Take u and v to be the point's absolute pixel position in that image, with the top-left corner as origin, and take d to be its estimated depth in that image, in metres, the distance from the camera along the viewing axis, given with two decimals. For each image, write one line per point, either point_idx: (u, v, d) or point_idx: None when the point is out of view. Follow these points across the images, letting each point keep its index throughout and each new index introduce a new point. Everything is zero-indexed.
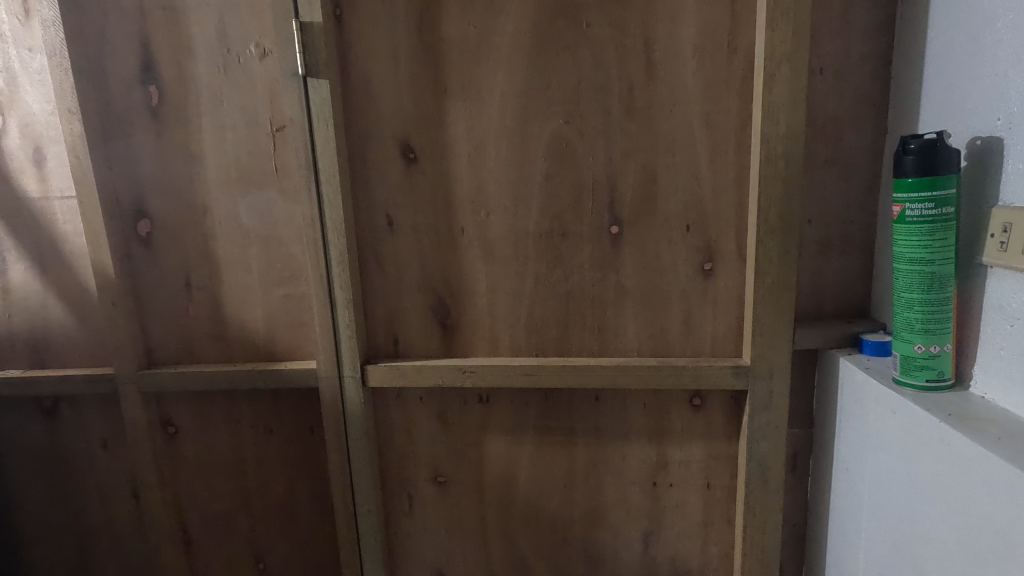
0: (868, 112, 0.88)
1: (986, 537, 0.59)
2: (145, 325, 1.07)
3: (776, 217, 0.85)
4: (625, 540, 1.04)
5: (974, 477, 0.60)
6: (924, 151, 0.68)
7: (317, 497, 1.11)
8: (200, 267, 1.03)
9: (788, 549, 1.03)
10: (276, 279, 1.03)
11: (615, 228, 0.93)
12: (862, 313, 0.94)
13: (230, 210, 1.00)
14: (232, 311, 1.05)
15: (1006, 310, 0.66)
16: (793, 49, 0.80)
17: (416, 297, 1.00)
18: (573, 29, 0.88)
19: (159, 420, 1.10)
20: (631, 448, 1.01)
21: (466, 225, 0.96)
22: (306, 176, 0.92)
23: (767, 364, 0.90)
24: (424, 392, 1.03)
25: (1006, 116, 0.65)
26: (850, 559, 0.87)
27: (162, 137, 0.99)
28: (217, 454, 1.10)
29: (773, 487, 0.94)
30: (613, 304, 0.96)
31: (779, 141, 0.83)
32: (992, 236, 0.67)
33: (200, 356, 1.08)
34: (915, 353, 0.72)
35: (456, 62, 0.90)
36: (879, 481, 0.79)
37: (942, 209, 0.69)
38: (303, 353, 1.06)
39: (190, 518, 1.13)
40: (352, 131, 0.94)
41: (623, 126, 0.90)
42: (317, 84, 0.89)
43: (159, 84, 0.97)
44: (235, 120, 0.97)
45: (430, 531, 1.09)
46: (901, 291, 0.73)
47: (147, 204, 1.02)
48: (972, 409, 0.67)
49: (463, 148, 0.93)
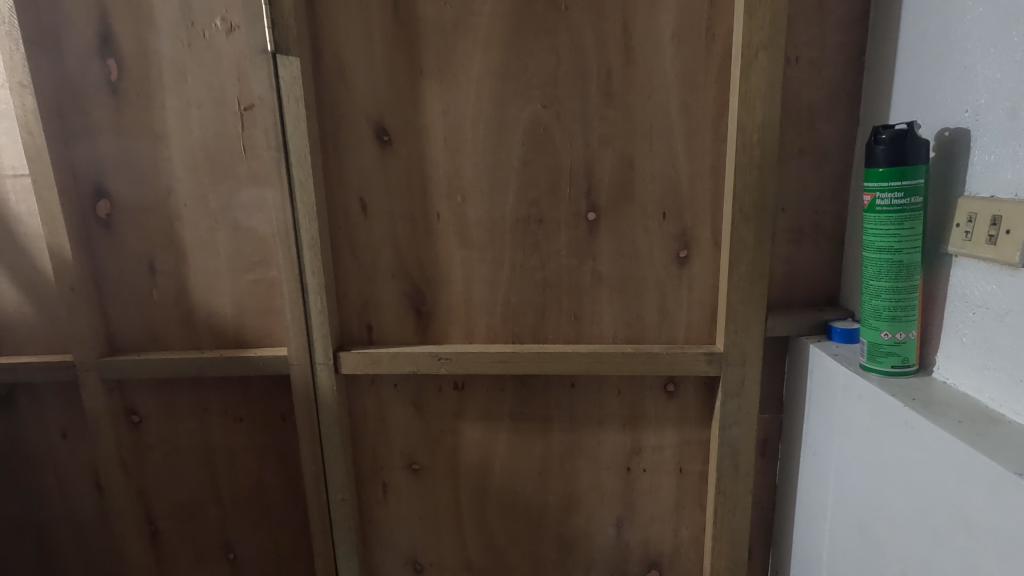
0: (841, 102, 0.89)
1: (946, 518, 0.61)
2: (107, 311, 1.03)
3: (751, 205, 0.86)
4: (599, 525, 1.05)
5: (937, 460, 0.62)
6: (895, 141, 0.69)
7: (289, 486, 1.09)
8: (165, 251, 1.00)
9: (757, 531, 1.06)
10: (245, 263, 1.00)
11: (593, 214, 0.93)
12: (831, 300, 0.96)
13: (196, 192, 0.97)
14: (199, 296, 1.02)
15: (969, 299, 0.68)
16: (771, 38, 0.81)
17: (390, 283, 0.98)
18: (552, 12, 0.86)
19: (123, 409, 1.06)
20: (606, 434, 1.01)
21: (442, 210, 0.94)
22: (276, 157, 0.89)
23: (740, 350, 0.91)
24: (399, 379, 1.02)
25: (973, 108, 0.66)
26: (815, 540, 0.90)
27: (122, 114, 0.94)
28: (184, 443, 1.08)
29: (744, 471, 0.96)
30: (589, 291, 0.96)
31: (755, 129, 0.83)
32: (958, 225, 0.68)
33: (165, 343, 1.04)
34: (882, 339, 0.74)
35: (432, 42, 0.88)
36: (845, 465, 0.81)
37: (911, 198, 0.70)
38: (274, 339, 1.03)
39: (156, 508, 1.10)
40: (324, 112, 0.92)
41: (600, 111, 0.89)
42: (287, 61, 0.86)
43: (118, 58, 0.92)
44: (200, 98, 0.93)
45: (405, 519, 1.08)
46: (870, 279, 0.75)
47: (107, 184, 0.97)
48: (935, 394, 0.69)
49: (440, 132, 0.91)
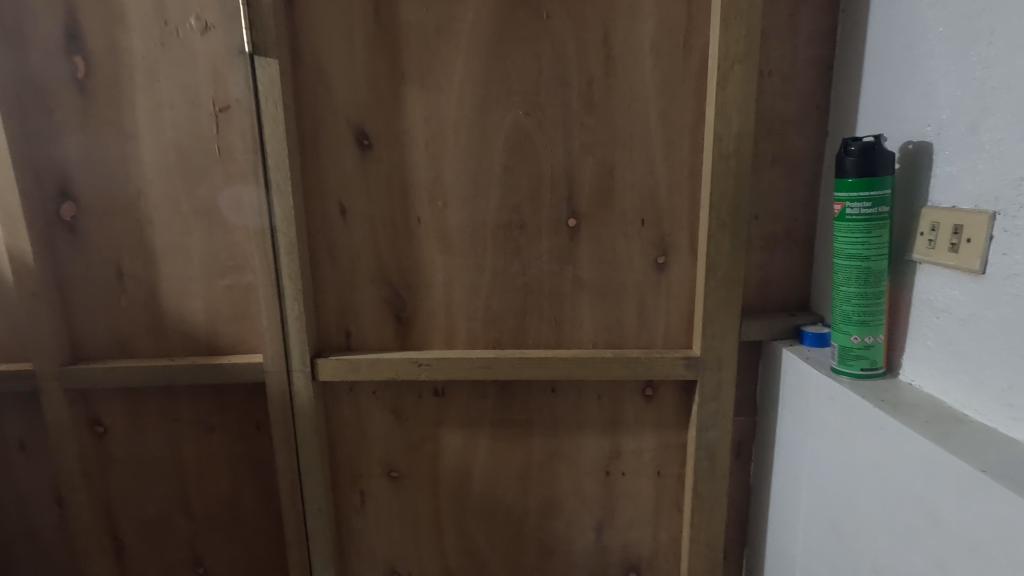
0: (811, 115, 0.93)
1: (916, 516, 0.63)
2: (70, 317, 0.99)
3: (728, 214, 0.88)
4: (578, 529, 1.06)
5: (908, 460, 0.64)
6: (864, 153, 0.72)
7: (263, 498, 1.06)
8: (134, 256, 0.96)
9: (732, 533, 1.08)
10: (219, 268, 0.97)
11: (573, 221, 0.93)
12: (803, 306, 0.99)
13: (167, 194, 0.94)
14: (170, 303, 0.99)
15: (933, 304, 0.71)
16: (745, 51, 0.83)
17: (370, 289, 0.97)
18: (534, 20, 0.87)
19: (87, 420, 1.02)
20: (586, 438, 1.02)
21: (423, 215, 0.94)
22: (254, 160, 0.87)
23: (716, 355, 0.93)
24: (377, 386, 1.01)
25: (936, 123, 0.70)
26: (789, 539, 0.92)
27: (89, 113, 0.91)
28: (151, 453, 1.04)
29: (720, 473, 0.98)
30: (570, 297, 0.96)
31: (731, 140, 0.86)
32: (922, 234, 0.72)
33: (132, 351, 1.01)
34: (852, 343, 0.77)
35: (414, 47, 0.88)
36: (818, 465, 0.83)
37: (878, 208, 0.73)
38: (248, 346, 1.00)
39: (122, 522, 1.06)
40: (304, 116, 0.91)
41: (582, 120, 0.90)
42: (264, 63, 0.84)
43: (85, 56, 0.89)
44: (172, 98, 0.91)
45: (383, 528, 1.07)
46: (840, 285, 0.77)
47: (71, 186, 0.94)
48: (902, 396, 0.72)
49: (421, 138, 0.91)
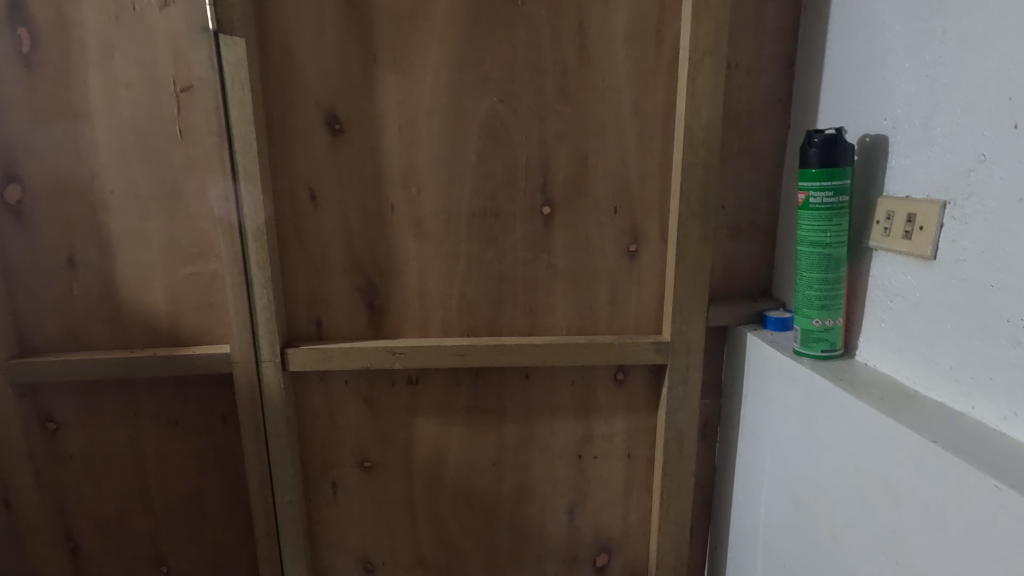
0: (774, 108, 0.96)
1: (872, 486, 0.68)
2: (16, 308, 0.93)
3: (697, 202, 0.91)
4: (551, 513, 1.08)
5: (865, 434, 0.68)
6: (826, 144, 0.75)
7: (229, 492, 1.03)
8: (88, 243, 0.92)
9: (698, 511, 1.12)
10: (182, 256, 0.93)
11: (547, 209, 0.94)
12: (765, 292, 1.03)
13: (124, 177, 0.89)
14: (127, 292, 0.94)
15: (887, 288, 0.76)
16: (715, 44, 0.86)
17: (342, 276, 0.95)
18: (509, 7, 0.87)
19: (36, 416, 0.97)
20: (559, 423, 1.04)
21: (396, 202, 0.93)
22: (219, 143, 0.84)
23: (685, 340, 0.96)
24: (349, 376, 0.99)
25: (892, 117, 0.74)
26: (752, 514, 0.97)
27: (36, 90, 0.85)
28: (108, 450, 0.99)
29: (688, 454, 1.01)
30: (544, 284, 0.97)
31: (700, 131, 0.88)
32: (878, 222, 0.76)
33: (86, 343, 0.96)
34: (813, 326, 0.81)
35: (387, 30, 0.86)
36: (780, 442, 0.88)
37: (839, 197, 0.77)
38: (212, 336, 0.97)
39: (77, 521, 1.01)
40: (272, 98, 0.88)
41: (556, 108, 0.91)
42: (230, 42, 0.81)
43: (31, 28, 0.84)
44: (129, 76, 0.86)
45: (355, 518, 1.06)
46: (803, 271, 0.81)
47: (16, 167, 0.88)
48: (859, 375, 0.76)
49: (394, 123, 0.90)
